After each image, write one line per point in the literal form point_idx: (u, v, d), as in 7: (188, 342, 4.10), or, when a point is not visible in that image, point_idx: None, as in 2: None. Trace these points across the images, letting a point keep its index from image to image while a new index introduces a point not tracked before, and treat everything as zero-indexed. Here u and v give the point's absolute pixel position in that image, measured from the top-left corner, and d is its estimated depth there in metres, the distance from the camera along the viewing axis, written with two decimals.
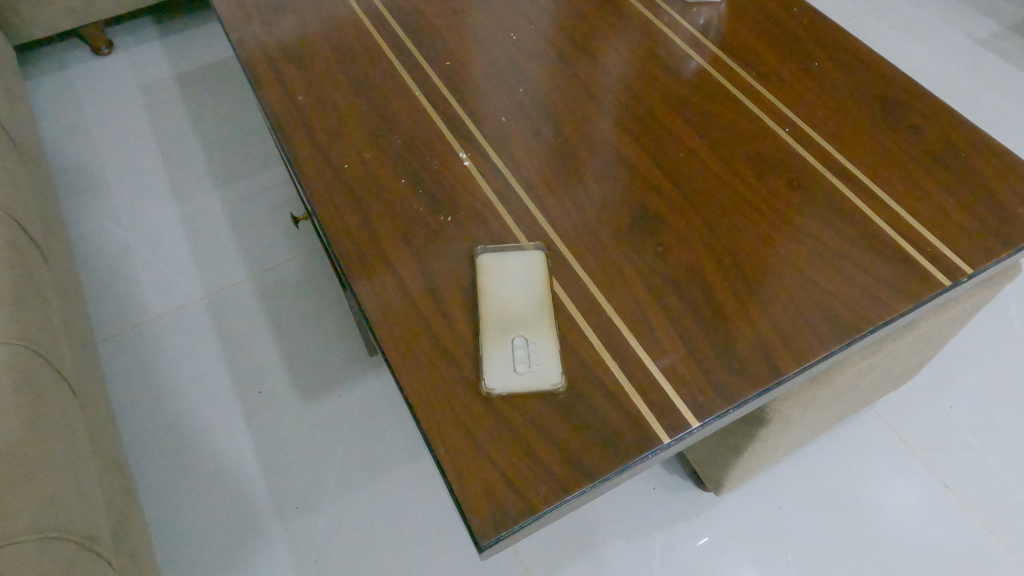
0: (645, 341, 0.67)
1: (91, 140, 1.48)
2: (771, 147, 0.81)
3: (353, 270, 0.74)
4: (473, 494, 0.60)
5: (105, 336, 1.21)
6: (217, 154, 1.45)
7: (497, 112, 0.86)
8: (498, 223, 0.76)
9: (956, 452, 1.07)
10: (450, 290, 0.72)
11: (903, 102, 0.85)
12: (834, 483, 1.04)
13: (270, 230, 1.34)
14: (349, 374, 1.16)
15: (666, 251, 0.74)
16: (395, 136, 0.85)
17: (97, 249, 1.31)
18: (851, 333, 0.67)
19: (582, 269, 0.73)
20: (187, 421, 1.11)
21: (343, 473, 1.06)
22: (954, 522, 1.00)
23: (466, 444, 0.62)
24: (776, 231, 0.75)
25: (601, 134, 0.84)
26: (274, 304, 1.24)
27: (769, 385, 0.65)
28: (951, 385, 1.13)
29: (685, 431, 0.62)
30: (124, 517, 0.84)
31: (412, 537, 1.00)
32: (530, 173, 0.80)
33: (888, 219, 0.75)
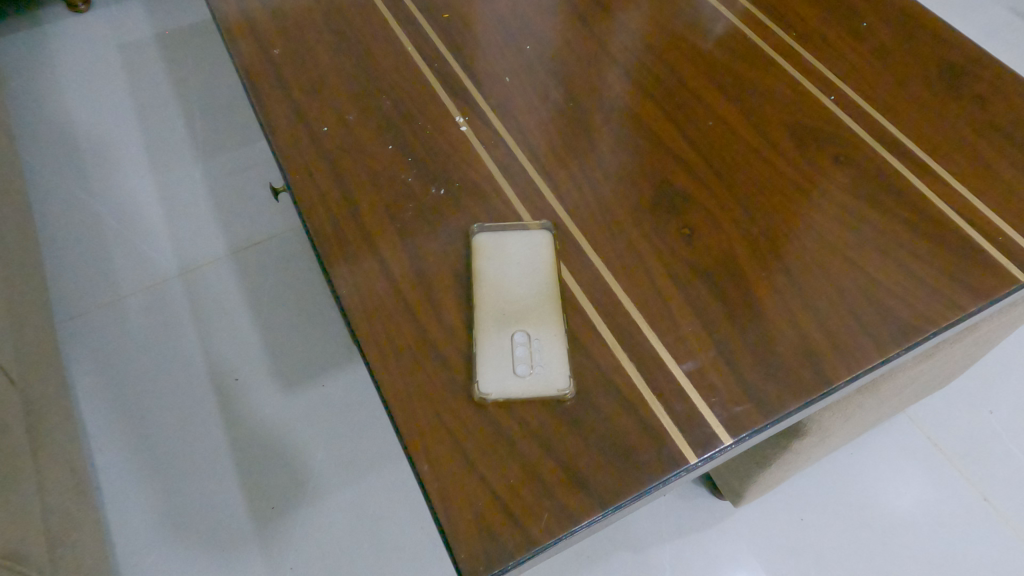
0: (669, 340, 0.58)
1: (64, 103, 1.37)
2: (813, 118, 0.71)
3: (330, 251, 0.64)
4: (461, 521, 0.50)
5: (71, 316, 1.11)
6: (197, 120, 1.34)
7: (501, 71, 0.75)
8: (500, 198, 0.66)
9: (997, 461, 0.97)
10: (441, 275, 0.62)
11: (967, 69, 0.74)
12: (862, 495, 0.95)
13: (253, 204, 1.23)
14: (333, 362, 1.06)
15: (693, 235, 0.63)
16: (382, 95, 0.74)
17: (65, 223, 1.21)
18: (913, 334, 0.57)
19: (594, 254, 0.62)
20: (157, 409, 1.02)
21: (324, 472, 0.97)
22: (994, 539, 0.91)
23: (456, 460, 0.52)
24: (822, 215, 0.64)
25: (619, 98, 0.73)
26: (255, 284, 1.14)
27: (814, 396, 0.55)
28: (989, 388, 1.04)
29: (716, 449, 0.53)
30: (68, 526, 0.74)
31: (397, 545, 0.91)
32: (536, 142, 0.70)
33: (952, 203, 0.64)
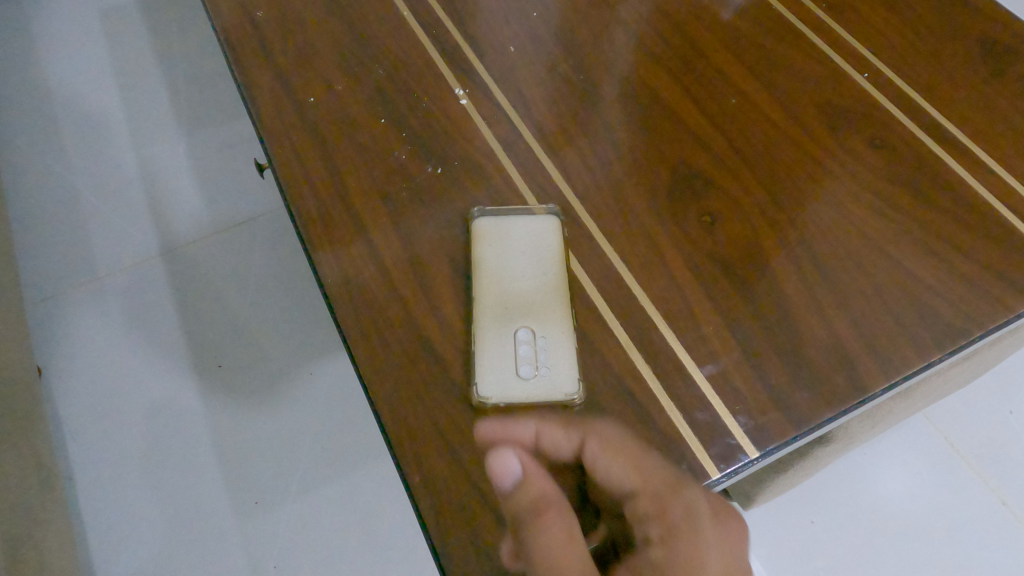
0: (689, 340, 0.52)
1: (41, 70, 1.30)
2: (846, 97, 0.64)
3: (315, 234, 0.58)
4: (457, 541, 0.45)
5: (44, 296, 1.06)
6: (182, 92, 1.27)
7: (505, 39, 0.69)
8: (503, 179, 0.60)
9: (1016, 464, 0.92)
10: (438, 264, 0.56)
11: (1014, 45, 0.67)
12: (874, 497, 0.91)
13: (238, 181, 1.17)
14: (322, 350, 1.01)
15: (715, 225, 0.58)
16: (374, 63, 0.67)
17: (39, 197, 1.15)
18: (955, 338, 0.52)
19: (606, 243, 0.57)
20: (133, 395, 0.97)
21: (312, 465, 0.92)
22: (1012, 546, 0.87)
23: (452, 471, 0.47)
24: (856, 203, 0.59)
25: (633, 70, 0.67)
26: (240, 265, 1.08)
27: (847, 406, 0.50)
28: (1010, 386, 0.98)
29: (740, 463, 0.48)
30: (32, 524, 0.70)
31: (387, 544, 0.88)
32: (543, 119, 0.64)
33: (997, 192, 0.59)
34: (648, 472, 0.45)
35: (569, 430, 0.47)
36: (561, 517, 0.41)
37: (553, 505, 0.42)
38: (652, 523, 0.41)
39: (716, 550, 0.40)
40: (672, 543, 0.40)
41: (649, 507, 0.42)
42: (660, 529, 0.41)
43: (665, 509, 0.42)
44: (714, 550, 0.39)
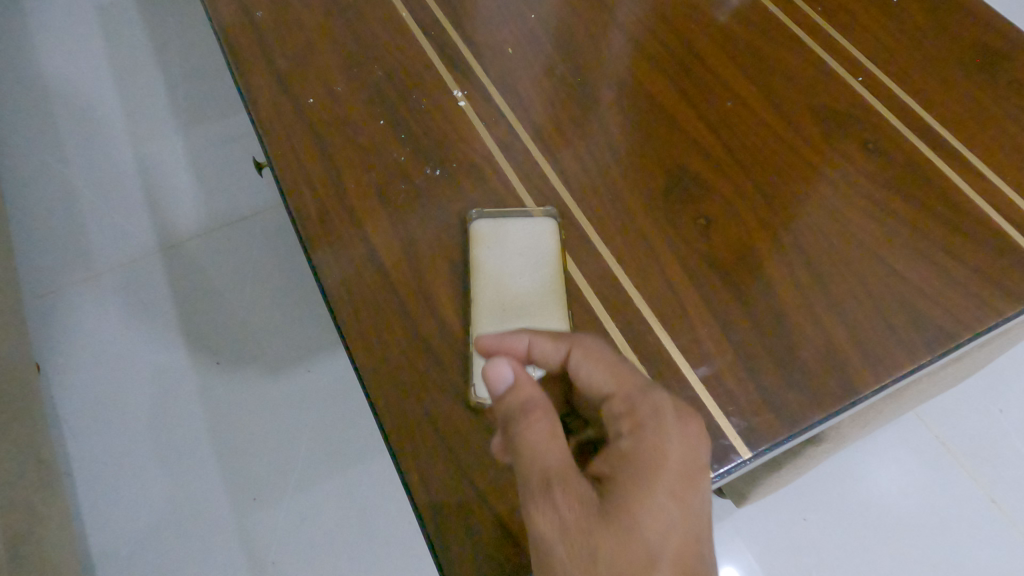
0: (683, 342, 0.53)
1: (38, 66, 1.30)
2: (840, 101, 0.65)
3: (315, 235, 0.58)
4: (455, 540, 0.46)
5: (41, 292, 1.06)
6: (180, 88, 1.27)
7: (503, 41, 0.69)
8: (501, 181, 0.61)
9: (1005, 463, 0.94)
10: (437, 265, 0.57)
11: (1006, 50, 0.68)
12: (866, 495, 0.92)
13: (236, 178, 1.18)
14: (320, 347, 1.02)
15: (710, 227, 0.58)
16: (374, 64, 0.68)
17: (37, 193, 1.15)
18: (945, 340, 0.53)
19: (603, 246, 0.58)
20: (132, 391, 0.98)
21: (309, 461, 0.93)
22: (1001, 543, 0.88)
23: (450, 471, 0.48)
24: (849, 206, 0.59)
25: (630, 73, 0.67)
26: (238, 262, 1.09)
27: (838, 407, 0.51)
28: (1001, 386, 0.99)
29: (733, 464, 0.49)
30: (34, 521, 0.71)
31: (384, 540, 0.88)
32: (541, 121, 0.64)
33: (988, 197, 0.60)
34: (629, 374, 0.41)
35: (556, 338, 0.45)
36: (543, 419, 0.39)
37: (541, 410, 0.39)
38: (623, 419, 0.39)
39: (685, 452, 0.38)
40: (640, 439, 0.38)
41: (622, 407, 0.40)
42: (632, 426, 0.39)
43: (637, 408, 0.39)
44: (676, 447, 0.38)
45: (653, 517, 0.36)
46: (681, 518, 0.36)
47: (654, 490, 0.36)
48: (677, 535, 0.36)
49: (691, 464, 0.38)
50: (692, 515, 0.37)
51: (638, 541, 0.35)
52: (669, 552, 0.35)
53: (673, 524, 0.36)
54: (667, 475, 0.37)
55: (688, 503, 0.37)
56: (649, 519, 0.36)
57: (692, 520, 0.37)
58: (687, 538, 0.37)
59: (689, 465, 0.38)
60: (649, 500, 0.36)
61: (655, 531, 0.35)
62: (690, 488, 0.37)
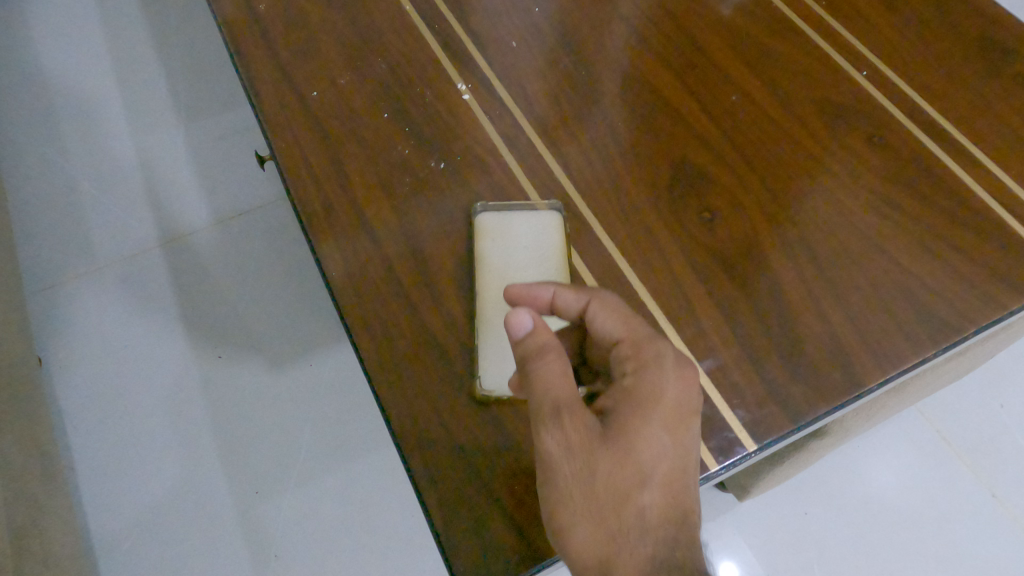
0: (688, 335, 0.53)
1: (38, 60, 1.29)
2: (844, 94, 0.65)
3: (319, 227, 0.58)
4: (460, 531, 0.46)
5: (43, 286, 1.06)
6: (180, 82, 1.27)
7: (507, 35, 0.69)
8: (505, 174, 0.61)
9: (1006, 458, 0.94)
10: (442, 257, 0.57)
11: (1010, 44, 0.68)
12: (867, 490, 0.92)
13: (237, 173, 1.17)
14: (322, 342, 1.02)
15: (714, 221, 0.58)
16: (377, 57, 0.68)
17: (38, 188, 1.15)
18: (950, 334, 0.53)
19: (608, 239, 0.58)
20: (134, 385, 0.98)
21: (311, 455, 0.93)
22: (1002, 538, 0.88)
23: (456, 462, 0.48)
24: (853, 200, 0.59)
25: (634, 66, 0.67)
26: (240, 256, 1.08)
27: (843, 400, 0.51)
28: (1002, 381, 1.00)
29: (738, 456, 0.49)
30: (37, 512, 0.71)
31: (386, 533, 0.88)
32: (545, 115, 0.64)
33: (993, 191, 0.60)
34: (642, 326, 0.44)
35: (578, 290, 0.47)
36: (558, 360, 0.41)
37: (558, 353, 0.41)
38: (628, 360, 0.42)
39: (682, 393, 0.41)
40: (642, 377, 0.41)
41: (628, 350, 0.43)
42: (635, 367, 0.42)
43: (641, 350, 0.42)
44: (674, 388, 0.40)
45: (648, 445, 0.39)
46: (675, 449, 0.39)
47: (651, 422, 0.39)
48: (670, 463, 0.39)
49: (688, 404, 0.41)
50: (687, 447, 0.40)
51: (632, 464, 0.38)
52: (661, 476, 0.39)
53: (667, 453, 0.39)
54: (663, 410, 0.40)
55: (681, 437, 0.40)
56: (644, 446, 0.39)
57: (685, 452, 0.40)
58: (679, 467, 0.40)
59: (685, 404, 0.40)
60: (647, 429, 0.39)
61: (650, 458, 0.39)
62: (685, 425, 0.40)
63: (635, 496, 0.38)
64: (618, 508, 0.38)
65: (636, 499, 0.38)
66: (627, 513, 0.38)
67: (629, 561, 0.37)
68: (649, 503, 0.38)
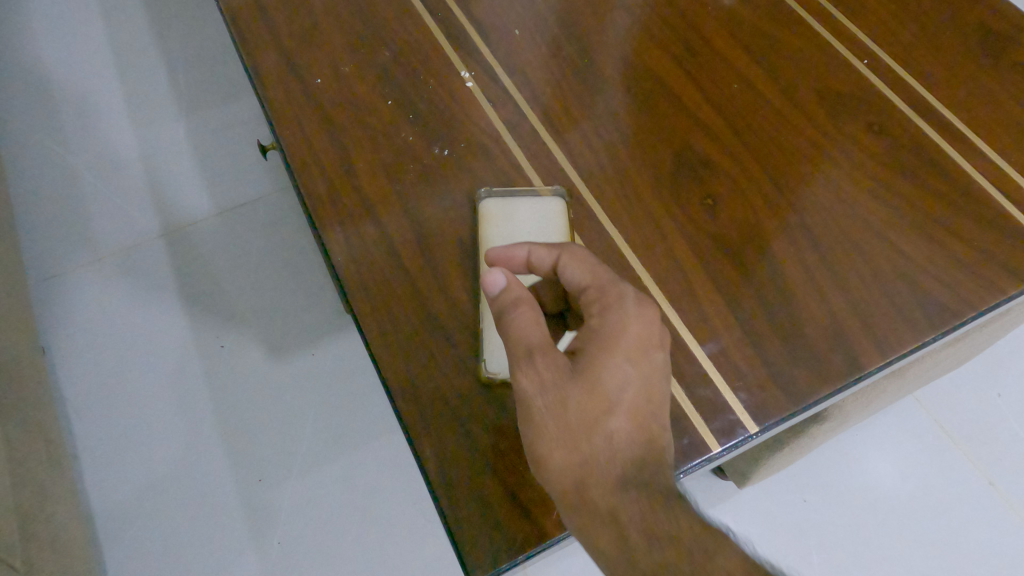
0: (691, 319, 0.54)
1: (38, 51, 1.29)
2: (844, 81, 0.66)
3: (324, 213, 0.58)
4: (467, 510, 0.47)
5: (45, 276, 1.06)
6: (180, 73, 1.26)
7: (510, 23, 0.69)
8: (509, 161, 0.61)
9: (1003, 446, 0.95)
10: (446, 243, 0.57)
11: (1009, 34, 0.68)
12: (864, 477, 0.93)
13: (238, 163, 1.17)
14: (324, 331, 1.02)
15: (716, 207, 0.59)
16: (380, 45, 0.68)
17: (39, 179, 1.15)
18: (949, 319, 0.54)
19: (611, 225, 0.58)
20: (136, 374, 0.98)
21: (314, 444, 0.94)
22: (998, 525, 0.89)
23: (461, 442, 0.49)
24: (853, 186, 0.60)
25: (637, 54, 0.67)
26: (241, 246, 1.09)
27: (843, 383, 0.52)
28: (1000, 371, 1.00)
29: (740, 438, 0.50)
30: (43, 499, 0.71)
31: (389, 521, 0.89)
32: (548, 102, 0.65)
33: (992, 178, 0.60)
34: (603, 270, 0.47)
35: (550, 245, 0.49)
36: (530, 309, 0.45)
37: (529, 304, 0.45)
38: (594, 305, 0.45)
39: (644, 330, 0.44)
40: (606, 318, 0.44)
41: (594, 295, 0.46)
42: (600, 308, 0.45)
43: (605, 293, 0.45)
44: (636, 325, 0.44)
45: (611, 376, 0.43)
46: (639, 379, 0.43)
47: (613, 356, 0.43)
48: (635, 392, 0.43)
49: (650, 339, 0.44)
50: (652, 377, 0.43)
51: (598, 393, 0.42)
52: (626, 405, 0.42)
53: (630, 382, 0.43)
54: (625, 344, 0.43)
55: (644, 369, 0.43)
56: (607, 376, 0.42)
57: (651, 381, 0.43)
58: (643, 396, 0.43)
59: (647, 340, 0.44)
60: (610, 361, 0.43)
61: (614, 387, 0.42)
62: (648, 358, 0.44)
63: (603, 421, 0.42)
64: (588, 434, 0.42)
65: (603, 425, 0.42)
66: (596, 437, 0.42)
67: (601, 477, 0.41)
68: (616, 428, 0.42)
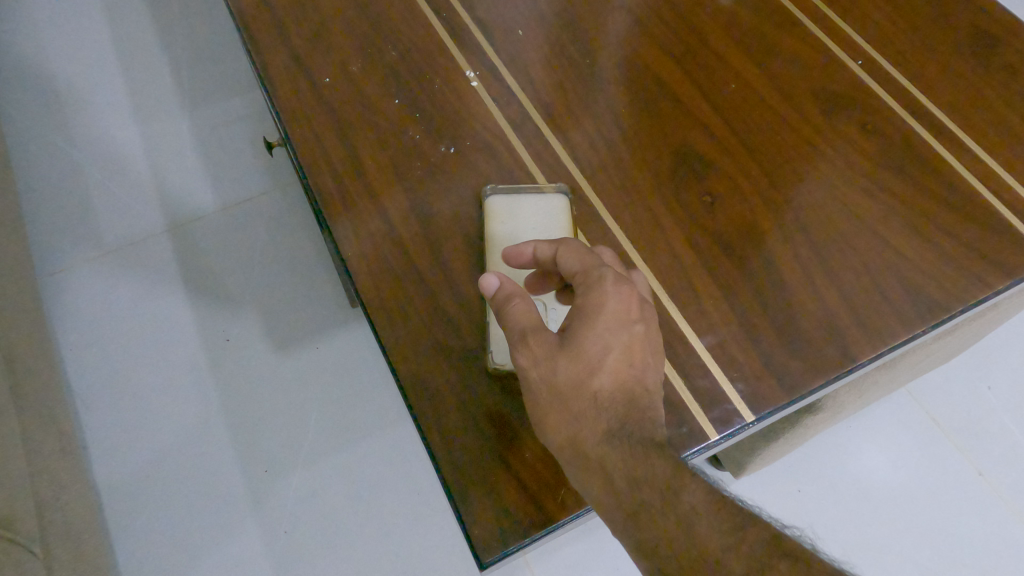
0: (690, 313, 0.56)
1: (42, 47, 1.30)
2: (839, 82, 0.67)
3: (334, 209, 0.60)
4: (476, 496, 0.49)
5: (52, 270, 1.07)
6: (183, 69, 1.27)
7: (513, 23, 0.71)
8: (513, 158, 0.63)
9: (993, 437, 0.97)
10: (453, 238, 0.59)
11: (1000, 36, 0.70)
12: (857, 468, 0.95)
13: (242, 158, 1.19)
14: (328, 325, 1.04)
15: (715, 203, 0.61)
16: (387, 44, 0.69)
17: (45, 174, 1.16)
18: (938, 313, 0.56)
19: (613, 222, 0.60)
20: (144, 366, 1.00)
21: (319, 435, 0.96)
22: (986, 514, 0.92)
23: (468, 431, 0.51)
24: (848, 183, 0.62)
25: (638, 54, 0.69)
26: (246, 241, 1.10)
27: (836, 374, 0.54)
28: (990, 364, 1.02)
29: (737, 426, 0.52)
30: (58, 488, 0.73)
31: (393, 510, 0.91)
32: (551, 101, 0.66)
33: (982, 177, 0.62)
34: (592, 259, 0.48)
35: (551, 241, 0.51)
36: (522, 301, 0.47)
37: (520, 297, 0.47)
38: (579, 285, 0.47)
39: (622, 304, 0.45)
40: (587, 295, 0.46)
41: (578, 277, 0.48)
42: (583, 285, 0.47)
43: (587, 274, 0.47)
44: (614, 300, 0.45)
45: (593, 344, 0.44)
46: (620, 346, 0.45)
47: (593, 326, 0.44)
48: (616, 356, 0.44)
49: (629, 311, 0.45)
50: (633, 345, 0.45)
51: (581, 361, 0.44)
52: (608, 367, 0.44)
53: (611, 347, 0.44)
54: (605, 316, 0.45)
55: (625, 336, 0.45)
56: (589, 344, 0.44)
57: (632, 348, 0.45)
58: (625, 360, 0.45)
59: (626, 311, 0.45)
60: (591, 331, 0.44)
61: (595, 353, 0.44)
62: (628, 328, 0.45)
63: (587, 383, 0.44)
64: (572, 395, 0.44)
65: (586, 386, 0.44)
66: (580, 397, 0.44)
67: (589, 435, 0.43)
68: (598, 387, 0.44)
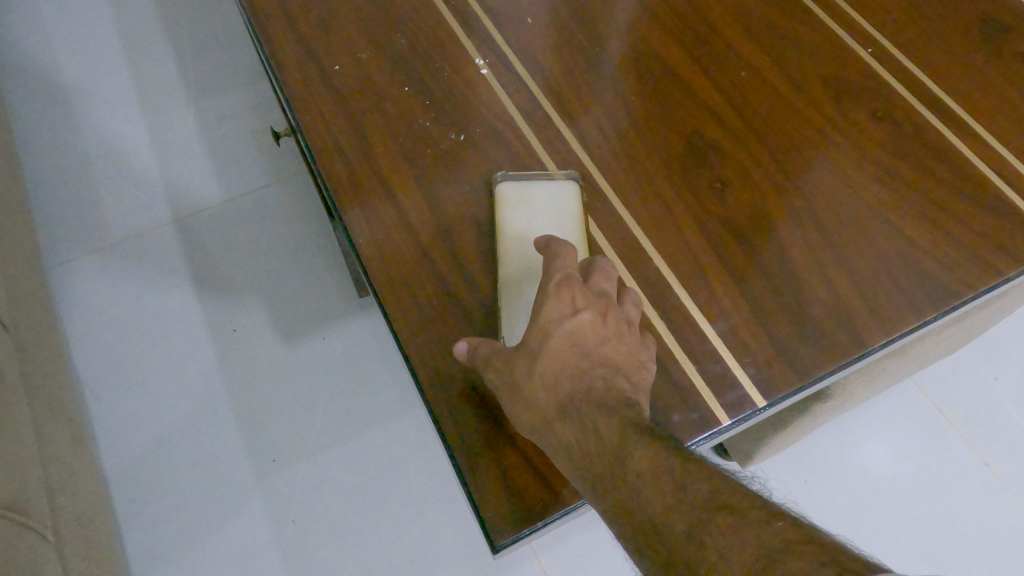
0: (701, 299, 0.56)
1: (48, 39, 1.30)
2: (849, 70, 0.67)
3: (345, 195, 0.60)
4: (488, 481, 0.49)
5: (60, 261, 1.08)
6: (188, 60, 1.27)
7: (522, 10, 0.70)
8: (523, 145, 0.63)
9: (999, 427, 0.97)
10: (463, 224, 0.59)
11: (1011, 23, 0.70)
12: (863, 458, 0.95)
13: (248, 149, 1.18)
14: (334, 316, 1.04)
15: (726, 189, 0.61)
16: (396, 32, 0.69)
17: (52, 166, 1.16)
18: (949, 299, 0.56)
19: (623, 209, 0.60)
20: (151, 357, 1.00)
21: (327, 425, 0.96)
22: (992, 503, 0.92)
23: (480, 416, 0.51)
24: (858, 171, 0.62)
25: (647, 41, 0.69)
26: (252, 232, 1.10)
27: (847, 360, 0.54)
28: (998, 355, 1.02)
29: (748, 412, 0.52)
30: (67, 474, 0.74)
31: (400, 499, 0.91)
32: (561, 89, 0.66)
33: (993, 164, 0.62)
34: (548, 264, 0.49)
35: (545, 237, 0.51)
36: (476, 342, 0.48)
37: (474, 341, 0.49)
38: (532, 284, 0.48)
39: (562, 300, 0.46)
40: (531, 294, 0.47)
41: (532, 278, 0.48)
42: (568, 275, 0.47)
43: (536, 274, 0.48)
44: (553, 299, 0.46)
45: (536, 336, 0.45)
46: (563, 335, 0.45)
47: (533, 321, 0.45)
48: (560, 342, 0.45)
49: (570, 305, 0.46)
50: (580, 333, 0.45)
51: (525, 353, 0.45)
52: (552, 351, 0.45)
53: (554, 335, 0.45)
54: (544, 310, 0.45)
55: (566, 325, 0.45)
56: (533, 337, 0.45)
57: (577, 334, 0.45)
58: (570, 343, 0.45)
59: (566, 307, 0.46)
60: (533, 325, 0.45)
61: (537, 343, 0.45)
62: (570, 319, 0.45)
63: (534, 369, 0.45)
64: (524, 379, 0.45)
65: (534, 370, 0.45)
66: (530, 380, 0.45)
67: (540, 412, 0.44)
68: (544, 370, 0.45)
